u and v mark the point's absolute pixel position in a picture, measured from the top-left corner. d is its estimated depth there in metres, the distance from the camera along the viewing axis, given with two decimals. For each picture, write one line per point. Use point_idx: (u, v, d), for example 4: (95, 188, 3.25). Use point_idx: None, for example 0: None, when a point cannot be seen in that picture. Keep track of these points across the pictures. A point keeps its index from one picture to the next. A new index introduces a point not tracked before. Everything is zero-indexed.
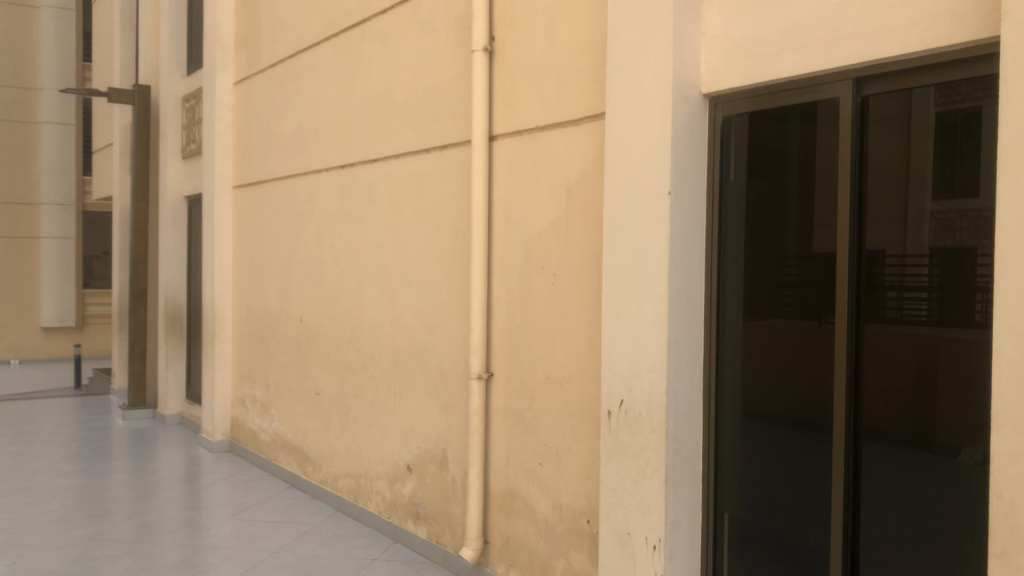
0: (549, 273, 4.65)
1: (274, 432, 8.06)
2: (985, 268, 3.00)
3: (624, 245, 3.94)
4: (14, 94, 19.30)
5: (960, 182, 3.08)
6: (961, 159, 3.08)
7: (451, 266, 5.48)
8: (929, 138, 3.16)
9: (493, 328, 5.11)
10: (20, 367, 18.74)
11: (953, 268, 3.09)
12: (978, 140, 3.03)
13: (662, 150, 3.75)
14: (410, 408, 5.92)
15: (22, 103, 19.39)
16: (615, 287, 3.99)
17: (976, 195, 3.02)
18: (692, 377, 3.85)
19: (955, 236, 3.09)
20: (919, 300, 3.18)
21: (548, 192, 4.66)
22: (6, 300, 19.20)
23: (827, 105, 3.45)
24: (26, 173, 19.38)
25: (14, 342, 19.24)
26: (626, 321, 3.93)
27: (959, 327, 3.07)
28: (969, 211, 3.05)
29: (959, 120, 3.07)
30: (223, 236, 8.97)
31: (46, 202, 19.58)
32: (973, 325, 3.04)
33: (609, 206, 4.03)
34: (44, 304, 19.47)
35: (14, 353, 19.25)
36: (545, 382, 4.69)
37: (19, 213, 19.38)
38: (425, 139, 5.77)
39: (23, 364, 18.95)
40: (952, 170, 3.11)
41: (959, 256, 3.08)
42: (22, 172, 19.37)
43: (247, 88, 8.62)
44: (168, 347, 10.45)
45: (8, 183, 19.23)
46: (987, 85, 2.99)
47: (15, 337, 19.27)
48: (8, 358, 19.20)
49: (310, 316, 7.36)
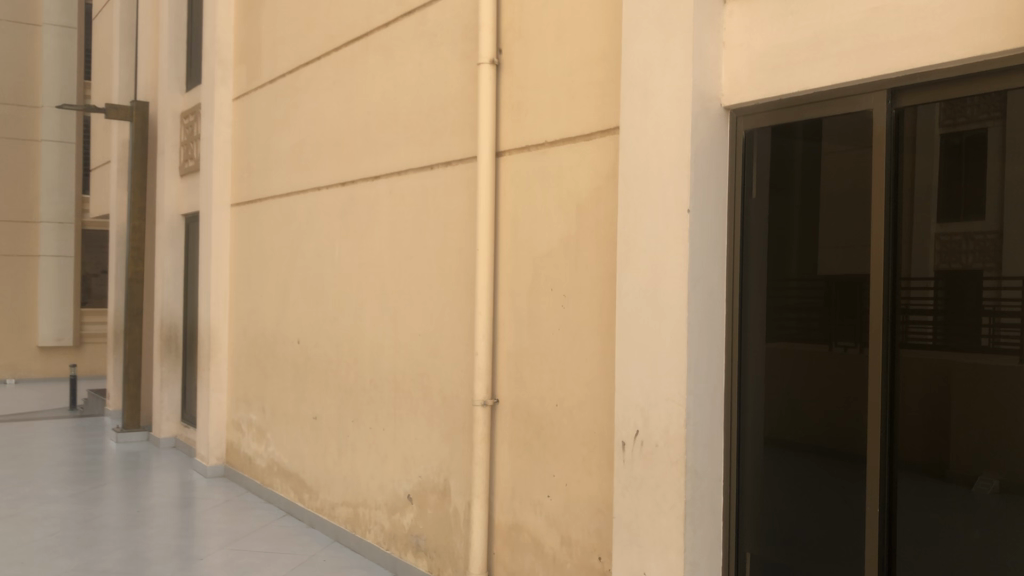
0: (558, 296, 4.43)
1: (269, 457, 7.81)
2: (991, 291, 2.89)
3: (640, 266, 3.72)
4: (14, 112, 19.19)
5: (964, 204, 2.97)
6: (965, 179, 2.98)
7: (455, 287, 5.26)
8: (934, 156, 3.06)
9: (498, 352, 4.88)
10: (16, 386, 18.48)
11: (958, 291, 2.97)
12: (983, 158, 2.93)
13: (681, 165, 3.53)
14: (411, 435, 5.68)
15: (22, 121, 19.28)
16: (630, 310, 3.77)
17: (981, 217, 2.92)
18: (713, 407, 3.62)
19: (961, 259, 2.97)
20: (924, 326, 3.07)
21: (558, 210, 4.44)
22: (3, 318, 18.96)
23: (860, 119, 3.24)
24: (25, 190, 19.22)
25: (12, 361, 19.01)
26: (641, 347, 3.70)
27: (966, 352, 2.93)
28: (975, 234, 2.94)
29: (963, 141, 2.98)
30: (220, 254, 8.76)
31: (45, 220, 19.41)
32: (980, 350, 2.90)
33: (624, 225, 3.81)
34: (42, 323, 19.23)
35: (11, 372, 19.02)
36: (553, 409, 4.45)
37: (18, 231, 19.19)
38: (429, 155, 5.56)
39: (19, 384, 18.68)
40: (956, 189, 3.01)
41: (962, 279, 2.96)
42: (21, 190, 19.21)
43: (247, 104, 8.44)
44: (163, 368, 10.20)
45: (8, 200, 19.07)
46: (998, 103, 2.88)
47: (12, 356, 19.03)
48: (5, 377, 18.97)
49: (308, 337, 7.13)
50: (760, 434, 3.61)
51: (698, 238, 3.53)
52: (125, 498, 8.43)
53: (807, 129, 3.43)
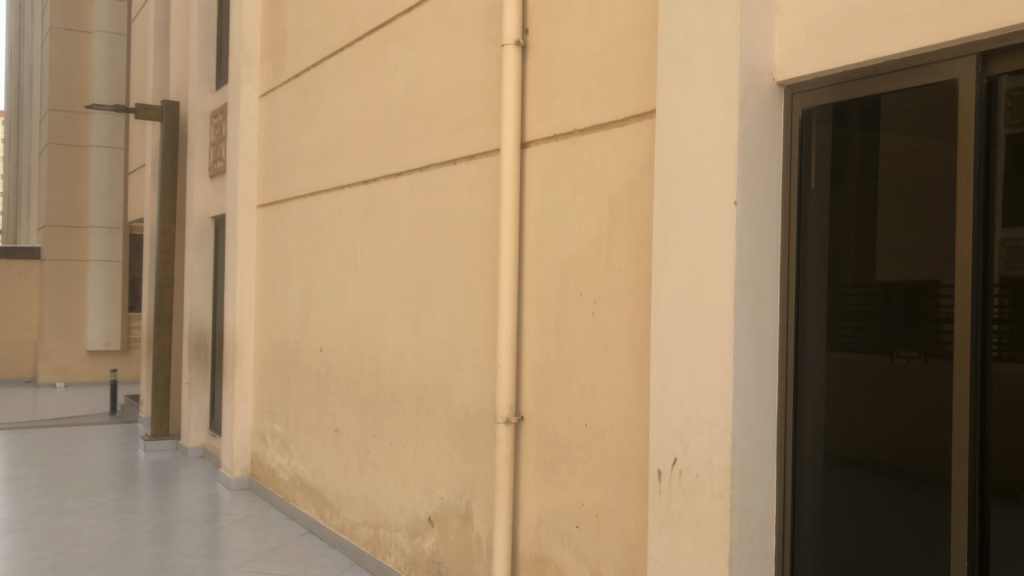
0: (587, 302, 3.95)
1: (292, 472, 7.41)
2: None
3: (679, 268, 3.22)
4: (64, 118, 19.30)
5: None
6: None
7: (479, 293, 4.80)
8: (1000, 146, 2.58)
9: (523, 364, 4.41)
10: (65, 391, 18.47)
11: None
12: None
13: (727, 149, 3.04)
14: (433, 453, 5.23)
15: (72, 127, 19.39)
16: (668, 318, 3.27)
17: None
18: (762, 431, 3.10)
19: None
20: (996, 334, 2.57)
21: (588, 206, 3.96)
22: (53, 323, 18.99)
23: (942, 91, 2.70)
24: (74, 196, 19.31)
25: (61, 364, 19.05)
26: (680, 361, 3.21)
27: None
28: None
29: None
30: (245, 258, 8.42)
31: (94, 226, 19.42)
32: None
33: (661, 219, 3.32)
34: (91, 327, 19.20)
35: (61, 376, 19.08)
36: (582, 430, 3.97)
37: (67, 236, 19.24)
38: (451, 149, 5.12)
39: (68, 388, 18.70)
40: None
41: None
42: (71, 196, 19.24)
43: (272, 101, 8.09)
44: (192, 376, 9.91)
45: (57, 206, 19.17)
46: None
47: (61, 360, 19.06)
48: (55, 381, 19.04)
49: (330, 345, 6.73)
50: (817, 464, 3.06)
51: (746, 234, 3.02)
52: (148, 510, 8.11)
53: (871, 104, 2.88)
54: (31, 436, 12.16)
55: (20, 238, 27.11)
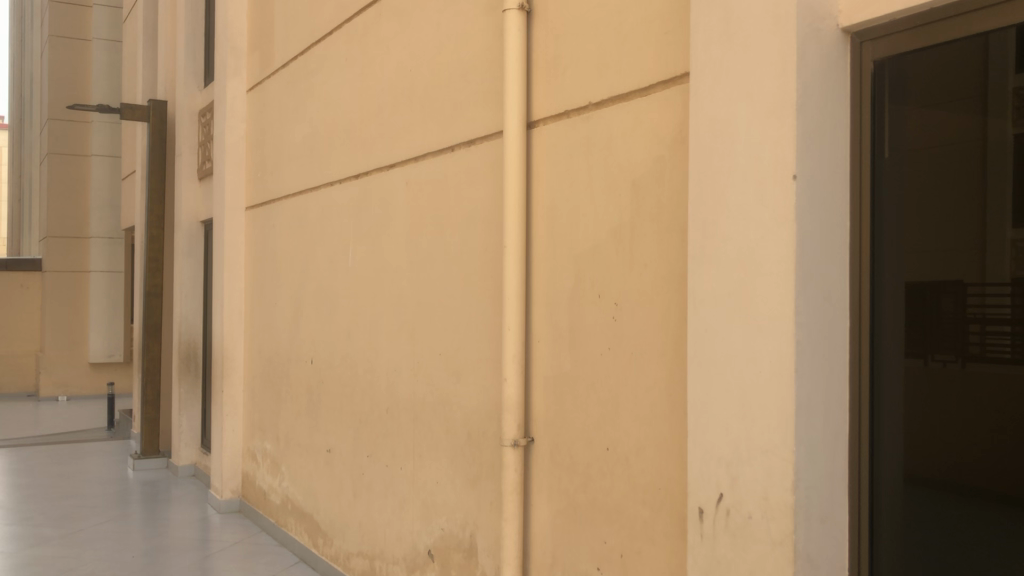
0: (608, 304, 3.36)
1: (283, 494, 6.83)
2: None
3: (723, 261, 2.63)
4: (66, 127, 18.92)
5: None
6: None
7: (481, 297, 4.22)
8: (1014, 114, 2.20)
9: (532, 378, 3.83)
10: (68, 404, 17.94)
11: None
12: None
13: (783, 111, 2.45)
14: (432, 477, 4.64)
15: (74, 137, 18.98)
16: (711, 322, 2.67)
17: None
18: (832, 461, 2.50)
19: None
20: None
21: (607, 192, 3.38)
22: (55, 336, 18.49)
23: (998, 41, 2.23)
24: (74, 206, 18.86)
25: (63, 377, 18.54)
26: (726, 376, 2.62)
27: None
28: None
29: None
30: (234, 264, 7.87)
31: (95, 236, 18.92)
32: None
33: (700, 200, 2.72)
34: (93, 339, 18.62)
35: (63, 389, 18.54)
36: (604, 455, 3.38)
37: (67, 246, 18.75)
38: (448, 135, 4.55)
39: (70, 401, 18.15)
40: None
41: None
42: (70, 205, 18.76)
43: (260, 94, 7.55)
44: (181, 390, 9.33)
45: (59, 217, 18.73)
46: None
47: (63, 373, 18.56)
48: (56, 394, 18.51)
49: (321, 356, 6.16)
50: (901, 501, 2.46)
51: (809, 218, 2.43)
52: (136, 535, 7.52)
53: (956, 50, 2.31)
54: (22, 454, 11.63)
55: (22, 250, 26.62)
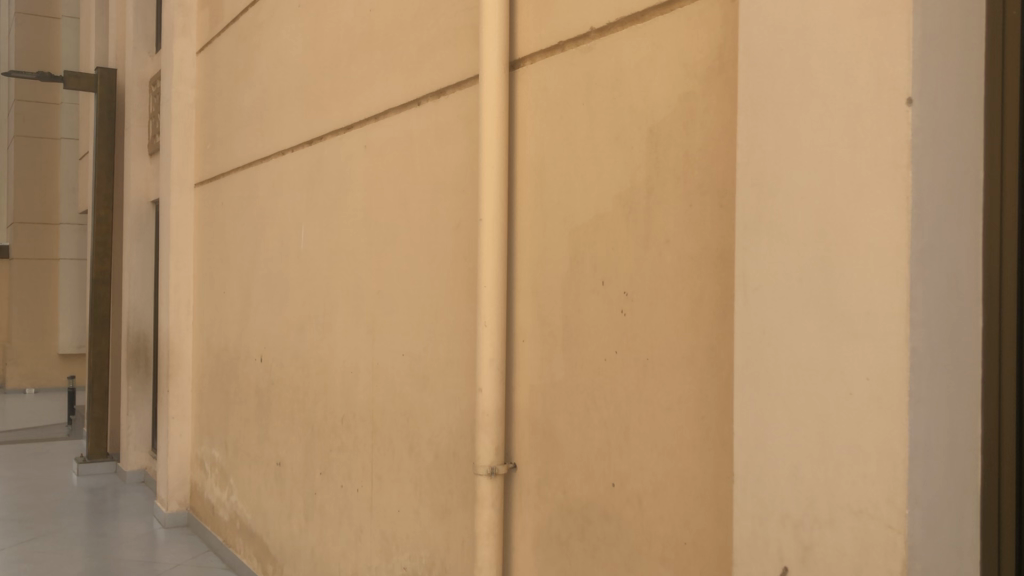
0: (615, 294, 2.55)
1: (231, 510, 5.99)
2: None
3: (790, 233, 1.81)
4: (34, 109, 17.97)
5: None
6: None
7: (452, 285, 3.39)
8: None
9: (515, 387, 3.00)
10: (33, 397, 16.98)
11: None
12: None
13: (889, 4, 1.63)
14: (393, 504, 3.82)
15: (43, 118, 18.01)
16: (770, 318, 1.86)
17: None
18: (957, 525, 1.68)
19: None
20: None
21: (615, 147, 2.56)
22: (22, 325, 17.52)
23: None
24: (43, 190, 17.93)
25: (31, 369, 17.58)
26: (795, 396, 1.80)
27: None
28: None
29: None
30: (182, 247, 7.00)
31: (66, 222, 17.94)
32: None
33: (757, 145, 1.90)
34: (63, 328, 17.65)
35: (30, 382, 17.57)
36: (608, 493, 2.56)
37: (36, 234, 17.75)
38: (412, 87, 3.71)
39: (37, 394, 17.19)
40: None
41: None
42: (41, 191, 17.76)
43: (210, 56, 6.67)
44: (129, 388, 8.46)
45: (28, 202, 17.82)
46: None
47: (32, 364, 17.60)
48: (24, 387, 17.55)
49: (271, 354, 5.32)
50: None
51: (927, 166, 1.62)
52: (74, 551, 6.66)
53: None
54: None
55: None
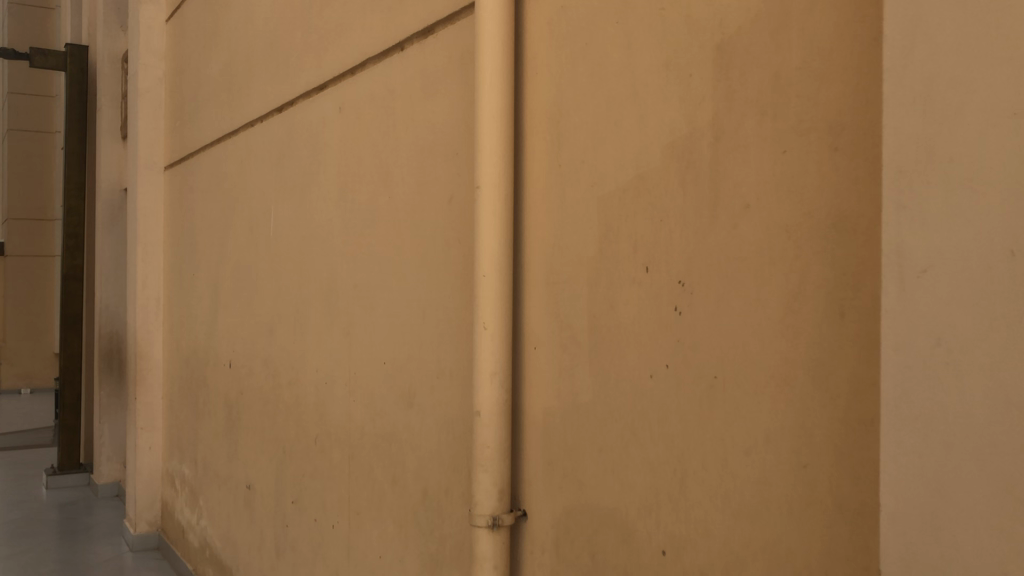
0: (666, 284, 1.81)
1: (202, 536, 5.27)
2: None
3: (992, 173, 1.06)
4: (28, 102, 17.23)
5: None
6: None
7: (443, 275, 2.66)
8: None
9: (524, 409, 2.27)
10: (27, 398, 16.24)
11: None
12: None
13: None
14: (373, 547, 3.09)
15: (36, 111, 17.26)
16: (950, 315, 1.11)
17: None
18: None
19: None
20: None
21: (663, 77, 1.82)
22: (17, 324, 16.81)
23: None
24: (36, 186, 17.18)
25: (26, 369, 16.88)
26: (997, 447, 1.05)
27: None
28: None
29: None
30: (151, 238, 6.27)
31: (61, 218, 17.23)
32: None
33: (919, 31, 1.15)
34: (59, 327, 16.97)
35: (25, 382, 16.85)
36: (655, 563, 1.82)
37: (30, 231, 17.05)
38: (393, 29, 2.98)
39: (32, 395, 16.45)
40: None
41: None
42: (36, 186, 17.03)
43: (179, 22, 5.93)
44: (101, 395, 7.75)
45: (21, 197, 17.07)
46: None
47: (26, 364, 16.90)
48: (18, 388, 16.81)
49: (239, 359, 4.60)
50: None
51: None
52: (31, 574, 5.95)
53: None
54: None
55: None
